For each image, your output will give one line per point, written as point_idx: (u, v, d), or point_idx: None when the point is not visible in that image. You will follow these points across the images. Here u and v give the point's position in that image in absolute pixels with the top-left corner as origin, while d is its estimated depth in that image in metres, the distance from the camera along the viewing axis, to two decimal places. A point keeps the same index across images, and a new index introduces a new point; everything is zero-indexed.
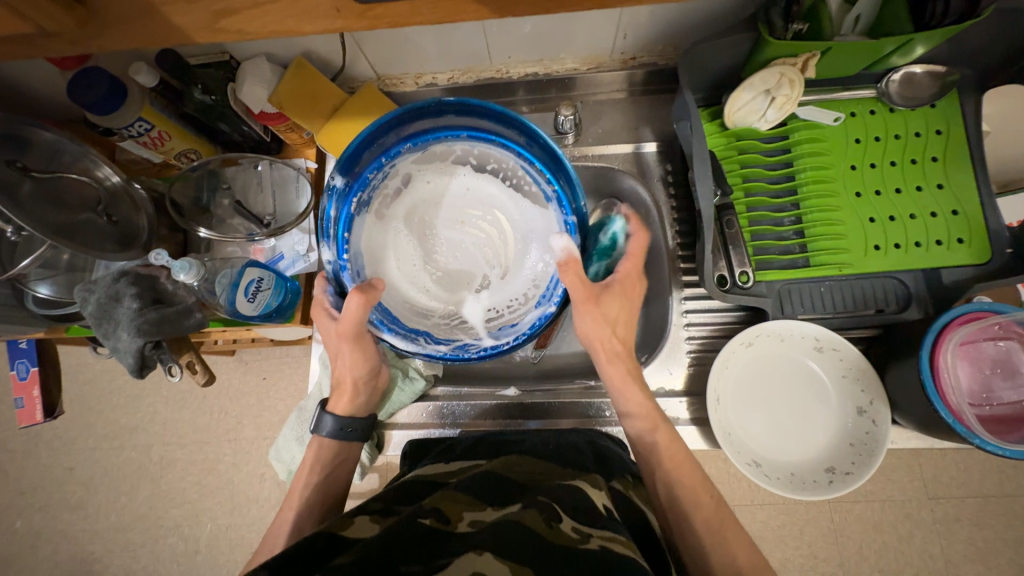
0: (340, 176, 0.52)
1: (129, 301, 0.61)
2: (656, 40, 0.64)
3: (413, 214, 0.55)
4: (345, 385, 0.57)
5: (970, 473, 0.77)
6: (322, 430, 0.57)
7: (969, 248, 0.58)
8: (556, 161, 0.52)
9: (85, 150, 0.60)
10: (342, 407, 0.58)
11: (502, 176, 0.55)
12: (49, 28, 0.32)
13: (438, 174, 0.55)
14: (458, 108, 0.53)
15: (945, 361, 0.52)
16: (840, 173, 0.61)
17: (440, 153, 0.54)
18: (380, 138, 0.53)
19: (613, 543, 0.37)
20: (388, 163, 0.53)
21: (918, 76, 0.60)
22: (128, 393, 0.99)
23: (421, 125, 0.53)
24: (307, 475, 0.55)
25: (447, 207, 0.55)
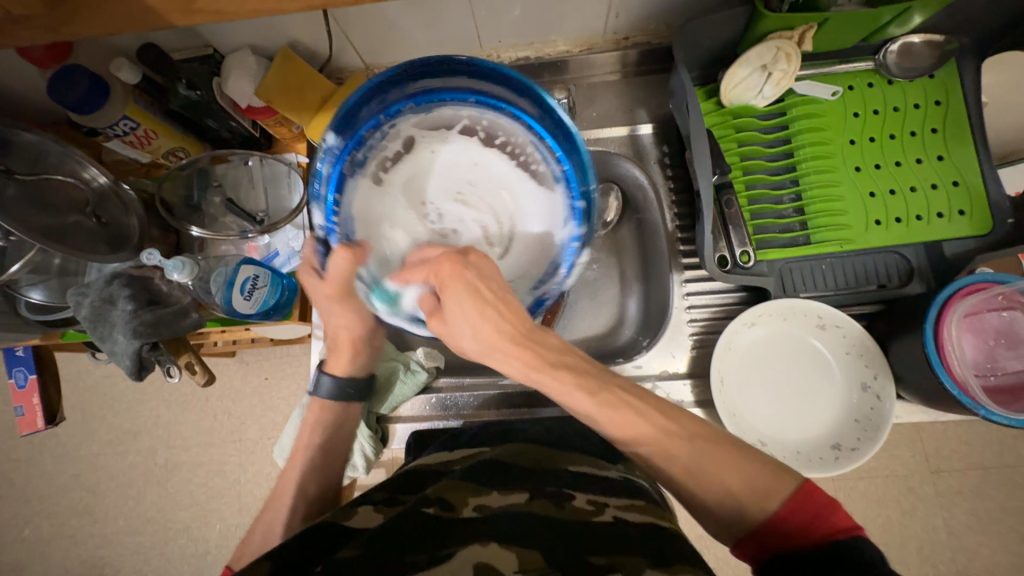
0: (335, 135, 0.51)
1: (124, 303, 0.60)
2: (648, 19, 0.62)
3: (409, 178, 0.53)
4: (342, 346, 0.57)
5: (972, 445, 0.77)
6: (320, 390, 0.57)
7: (970, 220, 0.57)
8: (567, 136, 0.52)
9: (69, 151, 0.59)
10: (340, 368, 0.58)
11: (509, 151, 0.54)
12: (19, 13, 0.31)
13: (442, 138, 0.53)
14: (470, 69, 0.52)
15: (949, 333, 0.51)
16: (839, 148, 0.60)
17: (445, 116, 0.53)
18: (380, 93, 0.52)
19: (629, 513, 0.39)
20: (389, 121, 0.53)
21: (917, 46, 0.59)
22: (130, 398, 0.98)
23: (429, 83, 0.53)
24: (309, 435, 0.56)
25: (447, 172, 0.53)
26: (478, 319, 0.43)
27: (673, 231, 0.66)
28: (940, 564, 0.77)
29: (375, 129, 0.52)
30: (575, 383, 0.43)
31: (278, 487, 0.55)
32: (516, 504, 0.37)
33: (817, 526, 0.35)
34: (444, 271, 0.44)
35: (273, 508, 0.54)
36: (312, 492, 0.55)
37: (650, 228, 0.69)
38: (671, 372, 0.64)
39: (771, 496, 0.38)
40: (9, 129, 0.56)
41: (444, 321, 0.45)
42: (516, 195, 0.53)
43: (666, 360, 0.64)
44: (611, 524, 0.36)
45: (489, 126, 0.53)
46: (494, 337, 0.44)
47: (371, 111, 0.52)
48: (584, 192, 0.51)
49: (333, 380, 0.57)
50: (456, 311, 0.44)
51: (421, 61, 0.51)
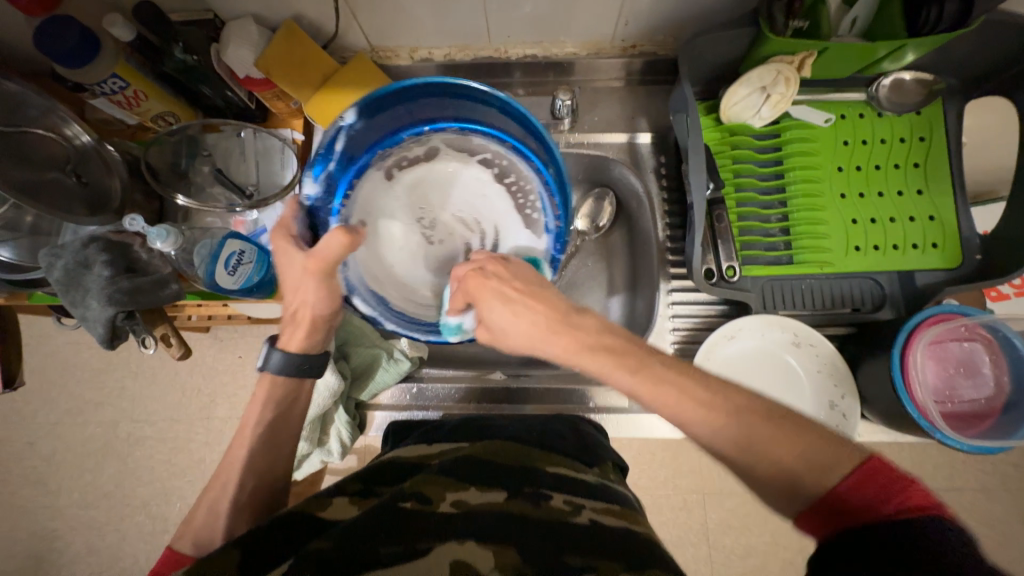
0: (357, 116, 0.49)
1: (100, 269, 0.58)
2: (657, 30, 0.63)
3: (424, 188, 0.56)
4: (302, 322, 0.52)
5: (924, 467, 0.82)
6: (270, 365, 0.52)
7: (942, 253, 0.60)
8: (562, 183, 0.54)
9: (52, 105, 0.56)
10: (294, 345, 0.53)
11: (515, 192, 0.57)
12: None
13: (464, 161, 0.57)
14: (503, 106, 0.52)
15: (914, 359, 0.54)
16: (827, 174, 0.62)
17: (472, 144, 0.56)
18: (422, 101, 0.52)
19: (602, 516, 0.40)
20: (420, 130, 0.55)
21: (907, 83, 0.61)
22: (95, 367, 0.95)
23: (466, 108, 0.53)
24: (259, 408, 0.52)
25: (454, 193, 0.56)
26: (531, 312, 0.44)
27: (663, 241, 0.67)
28: None
29: (403, 134, 0.54)
30: (615, 364, 0.41)
31: (222, 463, 0.52)
32: (494, 503, 0.38)
33: (882, 502, 0.33)
34: (473, 281, 0.45)
35: (213, 486, 0.51)
36: (262, 468, 0.52)
37: (641, 236, 0.70)
38: None
39: (829, 470, 0.35)
40: None
41: (493, 333, 0.45)
42: (507, 231, 0.57)
43: None
44: (584, 524, 0.37)
45: (507, 167, 0.56)
46: (532, 333, 0.43)
47: (410, 116, 0.54)
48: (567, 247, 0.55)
49: (286, 356, 0.52)
50: (492, 317, 0.44)
51: (462, 87, 0.51)
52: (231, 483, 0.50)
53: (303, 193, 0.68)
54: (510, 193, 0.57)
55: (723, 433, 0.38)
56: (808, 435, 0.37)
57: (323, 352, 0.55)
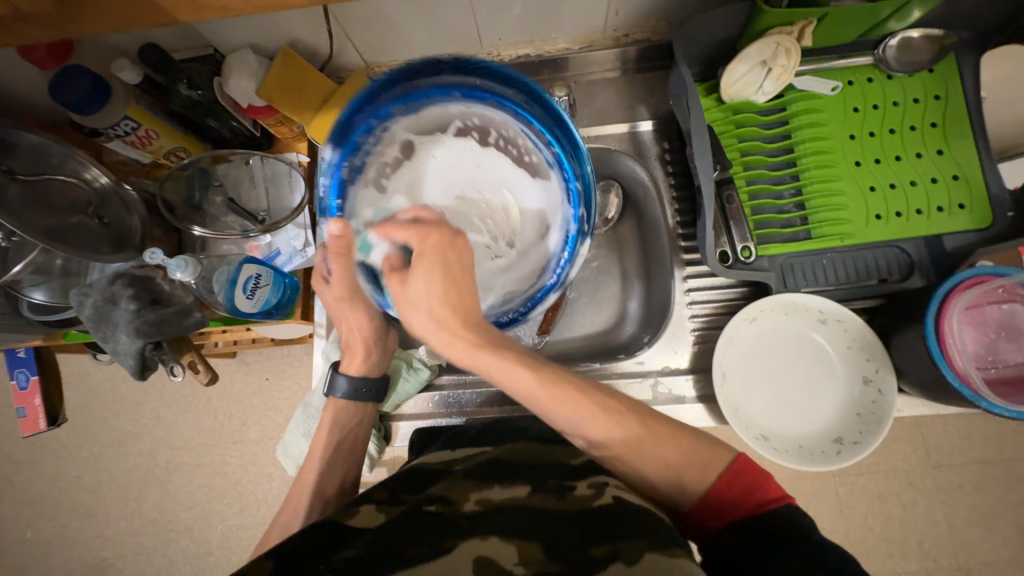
0: (333, 149, 0.48)
1: (126, 303, 0.60)
2: (649, 16, 0.62)
3: (408, 186, 0.50)
4: (357, 348, 0.59)
5: (971, 440, 0.78)
6: (337, 391, 0.58)
7: (970, 214, 0.58)
8: (557, 122, 0.51)
9: (71, 152, 0.59)
10: (355, 369, 0.60)
11: (503, 147, 0.52)
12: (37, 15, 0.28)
13: (439, 143, 0.51)
14: (453, 65, 0.50)
15: (950, 326, 0.51)
16: (839, 143, 0.60)
17: (434, 116, 0.51)
18: (373, 98, 0.49)
19: (627, 493, 0.40)
20: (380, 125, 0.50)
21: (916, 41, 0.59)
22: (131, 399, 0.99)
23: (409, 85, 0.50)
24: (326, 434, 0.57)
25: (439, 179, 0.51)
26: (451, 287, 0.45)
27: (674, 228, 0.66)
28: (938, 558, 0.78)
29: (362, 138, 0.50)
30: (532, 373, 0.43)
31: (292, 491, 0.56)
32: (518, 498, 0.38)
33: (746, 498, 0.39)
34: (423, 245, 0.45)
35: (285, 513, 0.55)
36: (332, 492, 0.56)
37: (651, 225, 0.69)
38: (673, 368, 0.64)
39: (707, 470, 0.41)
40: (11, 130, 0.57)
41: (405, 294, 0.46)
42: (510, 188, 0.51)
43: (668, 356, 0.64)
44: (610, 506, 0.37)
45: (481, 123, 0.52)
46: (447, 318, 0.45)
47: (358, 118, 0.49)
48: (578, 174, 0.51)
49: (348, 380, 0.58)
50: (415, 283, 0.45)
51: (410, 66, 0.49)
52: (302, 507, 0.54)
53: (312, 213, 0.69)
54: (498, 149, 0.52)
55: (614, 432, 0.43)
56: (680, 437, 0.43)
57: (381, 372, 0.61)
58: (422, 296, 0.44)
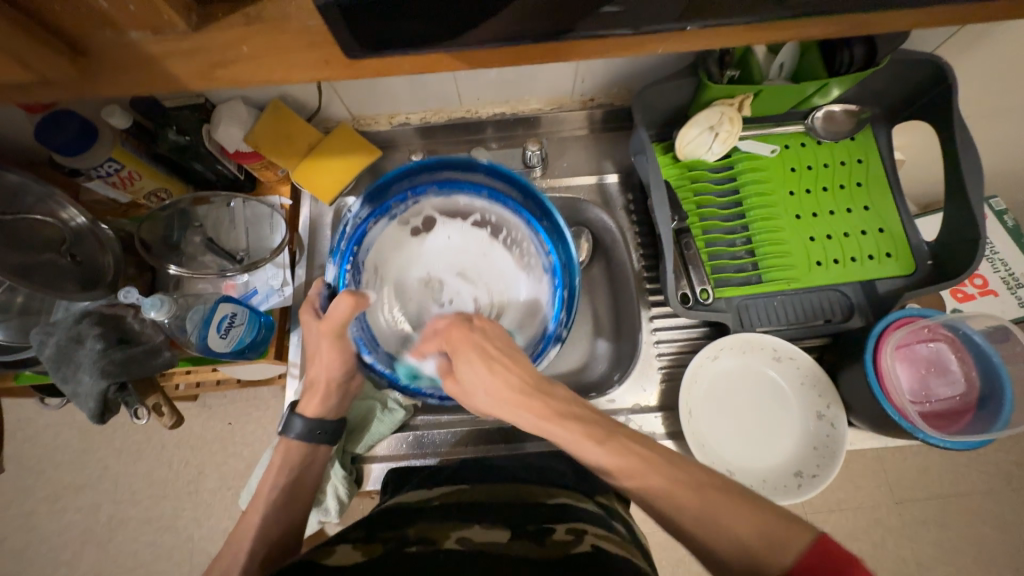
0: (363, 205, 0.60)
1: (92, 342, 0.58)
2: (611, 84, 0.70)
3: (428, 254, 0.62)
4: (319, 388, 0.57)
5: (927, 474, 0.83)
6: (291, 431, 0.57)
7: (896, 261, 0.65)
8: (558, 234, 0.61)
9: (50, 193, 0.59)
10: (311, 410, 0.58)
11: (510, 244, 0.63)
12: (48, 77, 0.29)
13: (457, 225, 0.63)
14: (489, 170, 0.62)
15: (886, 363, 0.57)
16: (781, 198, 0.67)
17: (463, 207, 0.63)
18: (412, 175, 0.62)
19: (605, 541, 0.40)
20: (413, 199, 0.62)
21: (838, 114, 0.68)
22: (76, 448, 0.92)
23: (450, 177, 0.62)
24: (275, 474, 0.55)
25: (455, 254, 0.62)
26: (501, 363, 0.49)
27: (639, 271, 0.71)
28: None
29: (399, 206, 0.62)
30: (583, 432, 0.46)
31: (235, 531, 0.53)
32: (498, 541, 0.39)
33: None
34: (456, 337, 0.51)
35: (225, 555, 0.52)
36: (273, 536, 0.53)
37: (619, 268, 0.74)
38: (643, 406, 0.66)
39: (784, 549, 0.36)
40: None
41: (467, 387, 0.50)
42: (509, 281, 0.63)
43: (637, 394, 0.67)
44: (588, 552, 0.38)
45: (499, 222, 0.64)
46: (507, 392, 0.48)
47: (399, 187, 0.62)
48: (567, 284, 0.61)
49: (304, 422, 0.57)
50: (468, 374, 0.50)
51: (452, 161, 0.62)
52: (241, 554, 0.51)
53: (291, 254, 0.71)
54: (504, 247, 0.64)
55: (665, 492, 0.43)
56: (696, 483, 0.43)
57: (338, 416, 0.59)
58: (479, 383, 0.49)
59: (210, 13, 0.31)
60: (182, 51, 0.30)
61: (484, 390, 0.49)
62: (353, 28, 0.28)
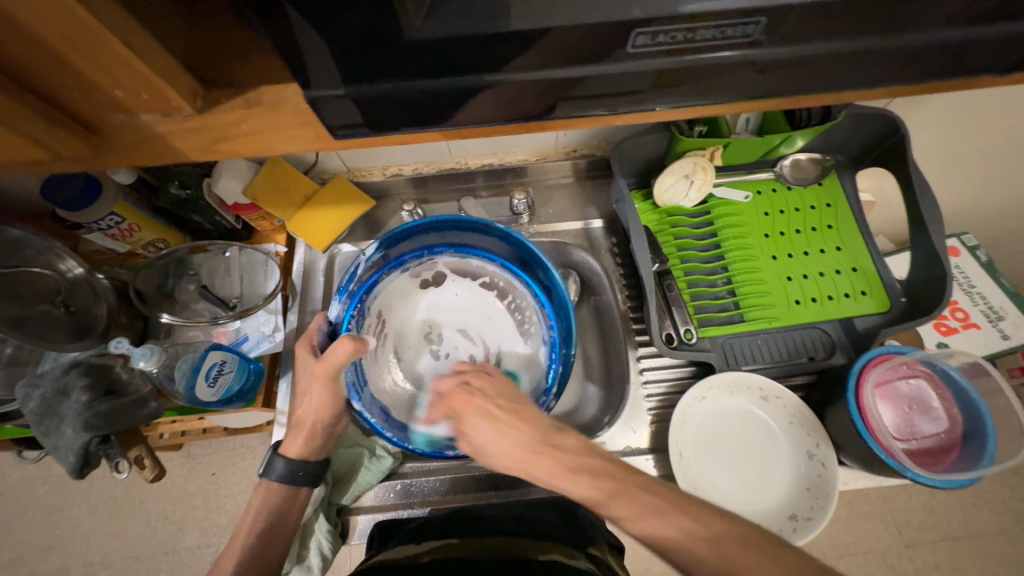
0: (377, 248, 0.63)
1: (77, 395, 0.58)
2: (592, 137, 0.75)
3: (433, 307, 0.65)
4: (305, 428, 0.55)
5: (935, 514, 0.81)
6: (271, 473, 0.54)
7: (872, 299, 0.67)
8: (561, 311, 0.64)
9: (50, 245, 0.60)
10: (294, 449, 0.55)
11: (514, 310, 0.66)
12: (64, 154, 0.32)
13: (466, 285, 0.67)
14: (503, 235, 0.65)
15: (868, 401, 0.57)
16: (757, 240, 0.71)
17: (475, 269, 0.67)
18: (431, 233, 0.66)
19: None
20: (430, 256, 0.66)
21: (803, 161, 0.74)
22: (50, 503, 0.88)
23: (472, 240, 0.67)
24: (251, 520, 0.51)
25: (459, 310, 0.65)
26: (509, 421, 0.47)
27: (625, 311, 0.73)
28: None
29: (415, 260, 0.66)
30: (597, 488, 0.42)
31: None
32: None
33: None
34: (457, 403, 0.50)
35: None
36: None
37: (605, 309, 0.76)
38: (633, 448, 0.66)
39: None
40: None
41: (482, 453, 0.48)
42: (504, 343, 0.64)
43: (628, 436, 0.66)
44: None
45: (506, 287, 0.67)
46: (514, 452, 0.46)
47: (420, 244, 0.66)
48: (562, 357, 0.63)
49: (286, 463, 0.54)
50: (477, 435, 0.48)
51: (468, 223, 0.65)
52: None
53: (284, 300, 0.72)
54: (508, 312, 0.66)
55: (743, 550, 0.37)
56: None
57: (320, 458, 0.56)
58: (488, 441, 0.47)
59: (214, 98, 0.33)
60: (187, 128, 0.33)
61: (498, 449, 0.47)
62: (349, 110, 0.31)
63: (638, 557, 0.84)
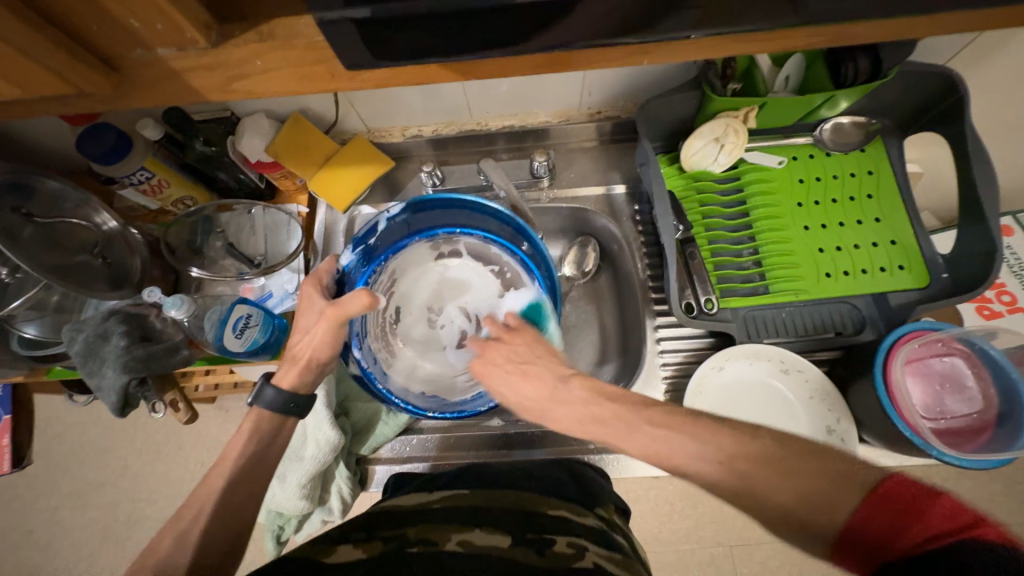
0: (402, 207, 0.62)
1: (117, 339, 0.62)
2: (618, 97, 0.71)
3: (445, 280, 0.65)
4: (301, 362, 0.54)
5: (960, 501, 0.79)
6: (261, 400, 0.53)
7: (909, 274, 0.64)
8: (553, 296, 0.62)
9: (87, 198, 0.64)
10: (286, 382, 0.54)
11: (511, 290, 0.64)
12: (87, 91, 0.33)
13: (481, 268, 0.65)
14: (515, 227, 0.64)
15: (898, 379, 0.55)
16: (789, 210, 0.67)
17: (491, 253, 0.65)
18: (461, 211, 0.66)
19: (605, 562, 0.40)
20: (453, 232, 0.65)
21: (846, 126, 0.68)
22: (99, 446, 0.96)
23: (499, 228, 0.65)
24: (243, 441, 0.51)
25: (469, 290, 0.64)
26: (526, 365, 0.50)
27: (645, 279, 0.71)
28: None
29: (439, 232, 0.65)
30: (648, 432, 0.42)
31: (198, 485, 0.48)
32: (498, 545, 0.40)
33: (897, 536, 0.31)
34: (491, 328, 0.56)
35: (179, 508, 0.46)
36: None
37: (625, 277, 0.74)
38: None
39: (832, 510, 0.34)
40: (35, 176, 0.61)
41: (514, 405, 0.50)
42: None
43: None
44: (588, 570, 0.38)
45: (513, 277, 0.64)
46: (535, 395, 0.49)
47: (450, 220, 0.65)
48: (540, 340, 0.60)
49: (276, 393, 0.53)
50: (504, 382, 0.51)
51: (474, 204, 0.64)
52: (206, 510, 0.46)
53: (307, 260, 0.73)
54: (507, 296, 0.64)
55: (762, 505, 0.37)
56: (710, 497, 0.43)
57: (310, 393, 0.56)
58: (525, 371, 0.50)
59: (227, 32, 0.33)
60: (204, 66, 0.33)
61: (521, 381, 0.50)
62: (359, 41, 0.31)
63: (647, 526, 0.86)
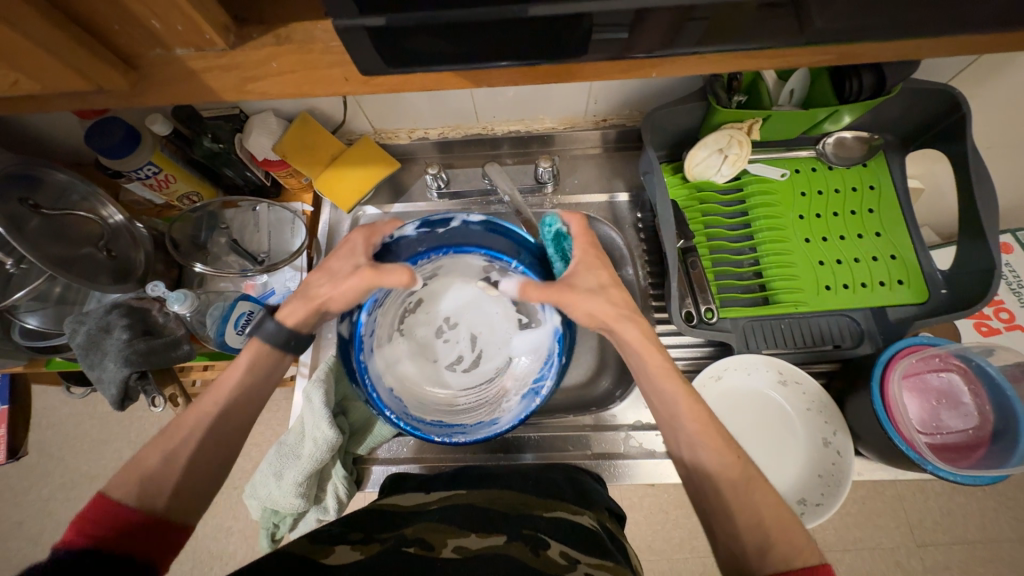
0: (480, 221, 0.59)
1: (119, 332, 0.62)
2: (624, 105, 0.72)
3: (470, 304, 0.63)
4: (313, 304, 0.52)
5: (952, 517, 0.79)
6: (262, 331, 0.52)
7: (909, 288, 0.64)
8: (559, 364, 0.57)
9: (94, 191, 0.64)
10: (288, 318, 0.52)
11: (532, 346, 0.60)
12: (106, 88, 0.33)
13: (508, 313, 0.62)
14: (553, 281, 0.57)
15: (895, 391, 0.56)
16: (790, 222, 0.67)
17: (526, 307, 0.60)
18: (527, 246, 0.59)
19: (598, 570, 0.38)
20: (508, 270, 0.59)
21: (849, 140, 0.69)
22: (94, 438, 0.96)
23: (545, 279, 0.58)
24: (236, 374, 0.49)
25: (485, 323, 0.63)
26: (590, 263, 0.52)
27: (646, 287, 0.72)
28: None
29: (501, 258, 0.59)
30: None
31: None
32: (496, 545, 0.39)
33: None
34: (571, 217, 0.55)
35: None
36: None
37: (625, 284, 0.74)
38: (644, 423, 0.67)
39: None
40: (42, 167, 0.60)
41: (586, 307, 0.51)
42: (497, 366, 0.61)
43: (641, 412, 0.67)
44: None
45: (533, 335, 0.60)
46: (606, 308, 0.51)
47: (514, 252, 0.59)
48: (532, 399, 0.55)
49: (278, 328, 0.52)
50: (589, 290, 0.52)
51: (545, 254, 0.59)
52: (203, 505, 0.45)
53: (309, 258, 0.74)
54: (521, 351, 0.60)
55: None
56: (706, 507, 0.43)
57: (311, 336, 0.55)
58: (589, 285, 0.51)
59: (245, 34, 0.33)
60: (221, 66, 0.34)
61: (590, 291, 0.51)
62: (374, 47, 0.31)
63: (640, 533, 0.86)
